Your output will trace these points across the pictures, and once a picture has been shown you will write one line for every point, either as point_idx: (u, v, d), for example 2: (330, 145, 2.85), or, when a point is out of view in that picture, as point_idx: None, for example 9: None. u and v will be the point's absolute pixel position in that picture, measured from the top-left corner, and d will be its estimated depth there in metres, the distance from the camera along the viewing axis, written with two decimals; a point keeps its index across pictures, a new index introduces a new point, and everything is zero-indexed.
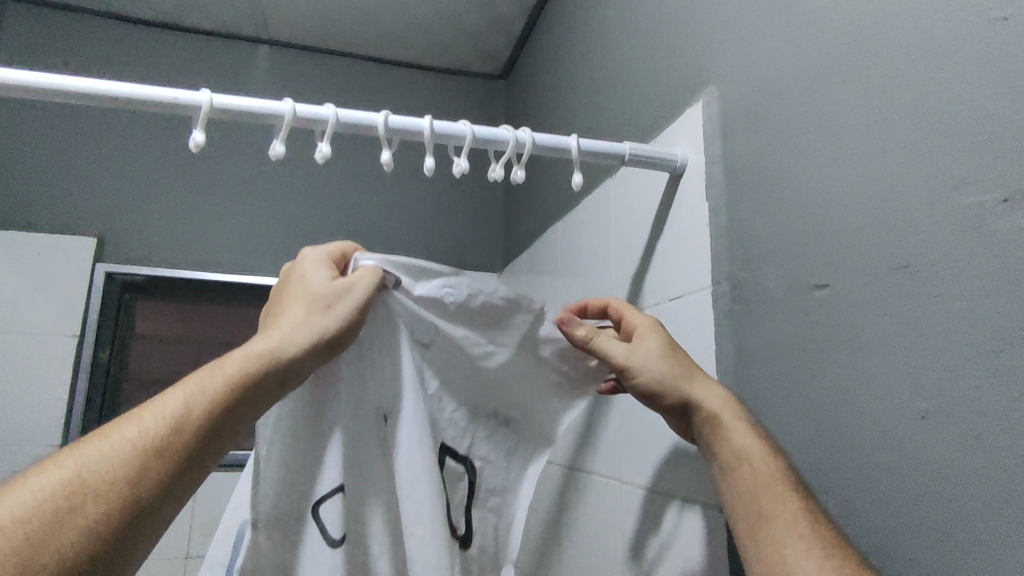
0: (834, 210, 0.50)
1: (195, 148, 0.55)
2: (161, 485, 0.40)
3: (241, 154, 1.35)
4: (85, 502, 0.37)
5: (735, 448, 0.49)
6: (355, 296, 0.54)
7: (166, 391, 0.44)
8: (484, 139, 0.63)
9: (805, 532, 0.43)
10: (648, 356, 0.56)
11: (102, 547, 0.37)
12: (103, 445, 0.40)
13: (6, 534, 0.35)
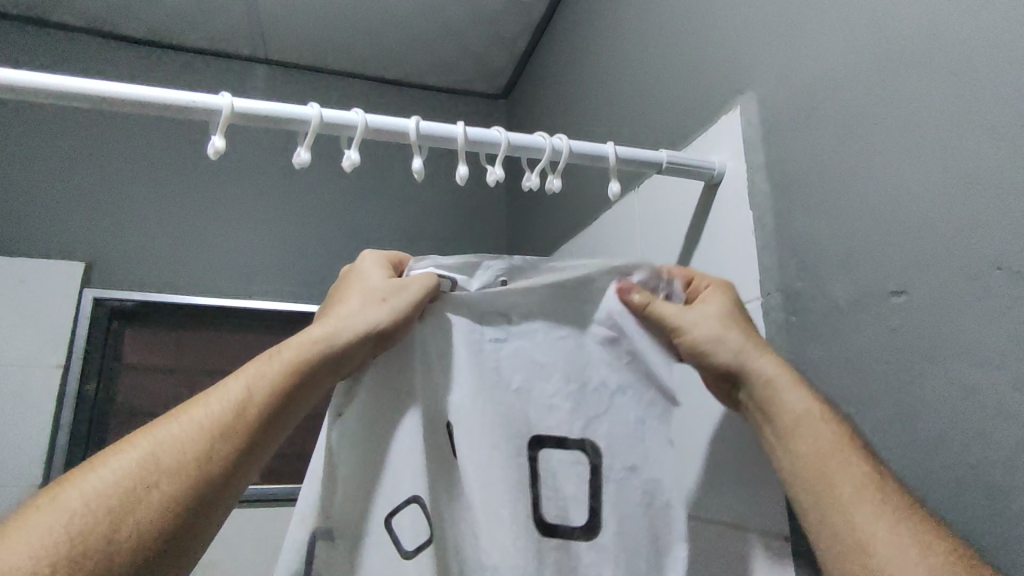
0: (903, 214, 0.47)
1: (214, 155, 0.51)
2: (224, 469, 0.42)
3: (238, 175, 1.31)
4: (156, 483, 0.39)
5: (790, 412, 0.46)
6: (409, 291, 0.53)
7: (230, 378, 0.46)
8: (519, 146, 0.60)
9: (877, 499, 0.41)
10: (701, 319, 0.53)
11: (173, 525, 0.39)
12: (171, 429, 0.42)
13: (91, 508, 0.37)
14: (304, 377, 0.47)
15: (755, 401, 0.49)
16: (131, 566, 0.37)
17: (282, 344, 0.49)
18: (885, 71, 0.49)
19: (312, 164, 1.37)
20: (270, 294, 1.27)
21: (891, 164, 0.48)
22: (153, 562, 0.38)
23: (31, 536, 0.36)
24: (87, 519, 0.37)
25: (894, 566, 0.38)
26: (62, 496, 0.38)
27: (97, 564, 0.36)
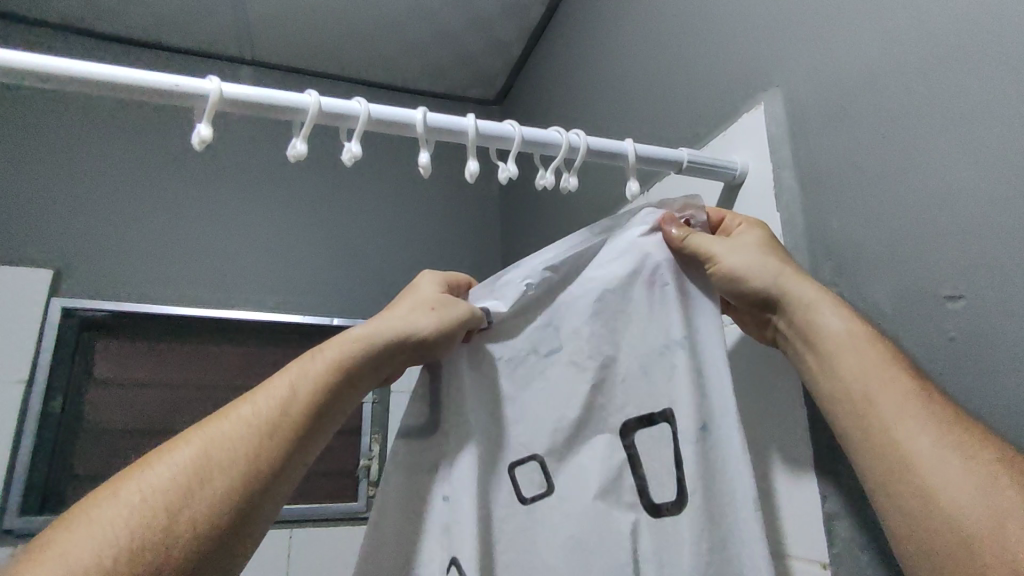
0: (959, 213, 0.43)
1: (200, 144, 0.46)
2: (273, 464, 0.43)
3: (221, 180, 1.25)
4: (211, 477, 0.41)
5: (829, 330, 0.43)
6: (454, 302, 0.56)
7: (276, 377, 0.48)
8: (533, 141, 0.56)
9: (922, 412, 0.37)
10: (739, 245, 0.49)
11: (229, 516, 0.40)
12: (221, 428, 0.44)
13: (149, 501, 0.39)
14: (349, 379, 0.49)
15: (797, 329, 0.46)
16: (191, 557, 0.38)
17: (326, 346, 0.51)
18: (934, 61, 0.45)
19: (299, 170, 1.31)
20: (252, 303, 1.20)
21: (943, 160, 0.44)
22: (212, 553, 0.39)
23: (95, 530, 0.37)
24: (148, 512, 0.38)
25: (935, 478, 0.35)
26: (122, 492, 0.39)
27: (158, 554, 0.37)
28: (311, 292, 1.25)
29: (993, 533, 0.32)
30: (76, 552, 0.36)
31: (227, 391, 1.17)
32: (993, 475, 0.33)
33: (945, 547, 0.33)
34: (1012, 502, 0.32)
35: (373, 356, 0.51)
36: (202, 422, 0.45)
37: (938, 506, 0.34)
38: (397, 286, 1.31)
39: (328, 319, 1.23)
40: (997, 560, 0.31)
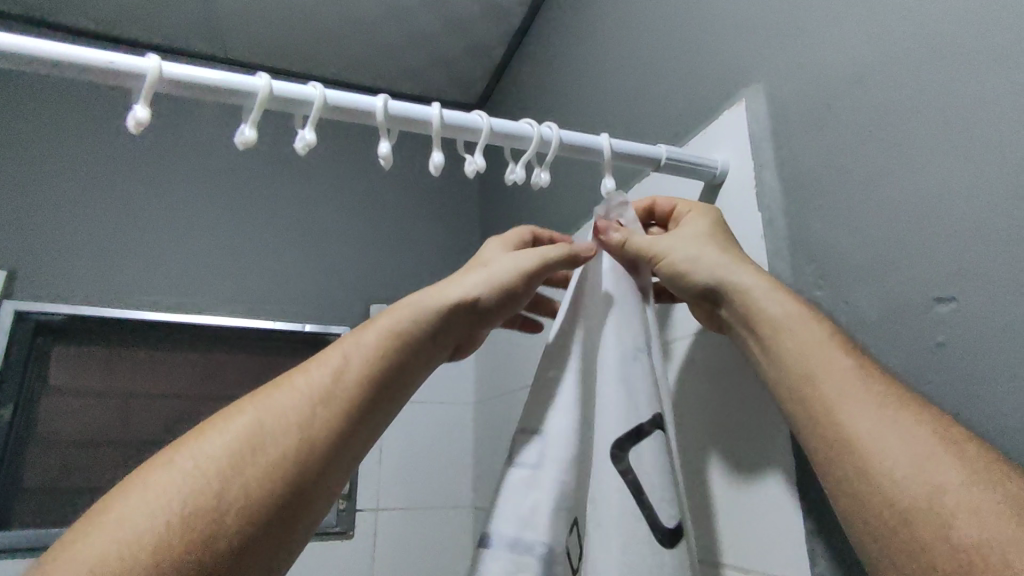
0: (946, 211, 0.40)
1: (136, 128, 0.42)
2: (329, 437, 0.41)
3: (191, 181, 1.21)
4: (263, 448, 0.39)
5: (768, 316, 0.43)
6: (523, 259, 0.51)
7: (331, 346, 0.46)
8: (502, 133, 0.52)
9: (861, 390, 0.37)
10: (679, 239, 0.50)
11: (281, 490, 0.39)
12: (277, 397, 0.42)
13: (203, 470, 0.38)
14: (413, 346, 0.46)
15: (735, 317, 0.45)
16: (243, 529, 0.37)
17: (389, 309, 0.48)
18: (922, 52, 0.43)
19: (271, 173, 1.28)
20: (216, 308, 1.15)
21: (931, 153, 0.41)
22: (264, 527, 0.38)
23: (148, 498, 0.37)
24: (201, 481, 0.37)
25: (878, 455, 0.35)
26: (179, 460, 0.39)
27: (210, 525, 0.36)
28: (279, 298, 1.20)
29: (934, 507, 0.32)
30: (132, 520, 0.36)
31: (191, 400, 1.10)
32: (932, 446, 0.34)
33: (890, 527, 0.33)
34: (950, 473, 0.33)
35: (435, 320, 0.47)
36: (260, 391, 0.44)
37: (881, 483, 0.34)
38: (372, 293, 1.28)
39: (298, 325, 1.19)
40: (936, 531, 0.32)
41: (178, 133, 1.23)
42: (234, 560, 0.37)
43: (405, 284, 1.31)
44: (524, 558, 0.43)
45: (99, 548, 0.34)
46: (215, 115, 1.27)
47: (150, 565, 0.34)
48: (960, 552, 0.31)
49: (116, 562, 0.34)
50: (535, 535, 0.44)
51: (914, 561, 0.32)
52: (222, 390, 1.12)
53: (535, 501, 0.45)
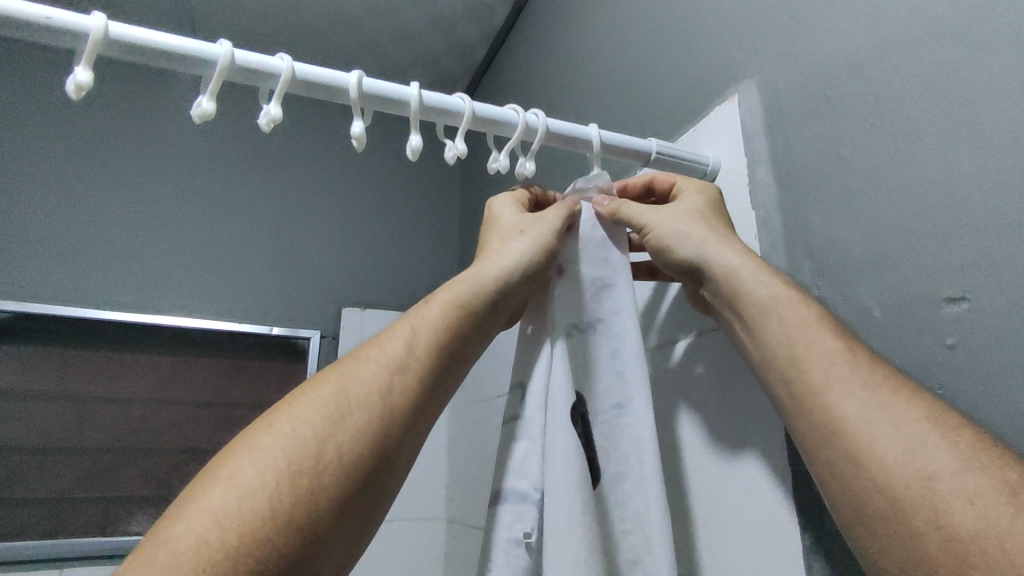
0: (954, 205, 0.38)
1: (75, 93, 0.38)
2: (411, 400, 0.40)
3: (156, 175, 1.15)
4: (351, 411, 0.38)
5: (757, 298, 0.41)
6: (553, 219, 0.50)
7: (399, 320, 0.44)
8: (485, 118, 0.49)
9: (849, 372, 0.36)
10: (670, 215, 0.47)
11: (373, 451, 0.38)
12: (356, 364, 0.41)
13: (297, 433, 0.37)
14: (479, 315, 0.45)
15: (721, 299, 0.43)
16: (343, 489, 0.36)
17: (451, 282, 0.47)
18: (928, 36, 0.40)
19: (241, 170, 1.23)
20: (177, 308, 1.09)
21: (941, 144, 0.39)
22: (361, 487, 0.37)
23: (253, 460, 0.36)
24: (300, 441, 0.36)
25: (868, 441, 0.33)
26: (276, 424, 0.38)
27: (313, 485, 0.35)
28: (247, 298, 1.15)
29: (927, 495, 0.31)
30: (241, 479, 0.35)
31: (149, 404, 1.02)
32: (922, 431, 0.33)
33: (880, 510, 0.32)
34: (942, 459, 0.31)
35: (495, 291, 0.46)
36: (338, 363, 0.42)
37: (871, 470, 0.33)
38: (345, 294, 1.23)
39: (266, 327, 1.13)
40: (929, 520, 0.30)
41: (142, 126, 1.17)
42: (336, 520, 0.35)
43: (380, 285, 1.27)
44: (524, 508, 0.46)
45: (213, 507, 0.33)
46: (182, 109, 1.22)
47: (263, 523, 0.33)
48: (952, 540, 0.29)
49: (232, 518, 0.33)
50: (530, 484, 0.47)
51: (903, 550, 0.31)
52: (183, 394, 1.04)
53: (528, 454, 0.48)
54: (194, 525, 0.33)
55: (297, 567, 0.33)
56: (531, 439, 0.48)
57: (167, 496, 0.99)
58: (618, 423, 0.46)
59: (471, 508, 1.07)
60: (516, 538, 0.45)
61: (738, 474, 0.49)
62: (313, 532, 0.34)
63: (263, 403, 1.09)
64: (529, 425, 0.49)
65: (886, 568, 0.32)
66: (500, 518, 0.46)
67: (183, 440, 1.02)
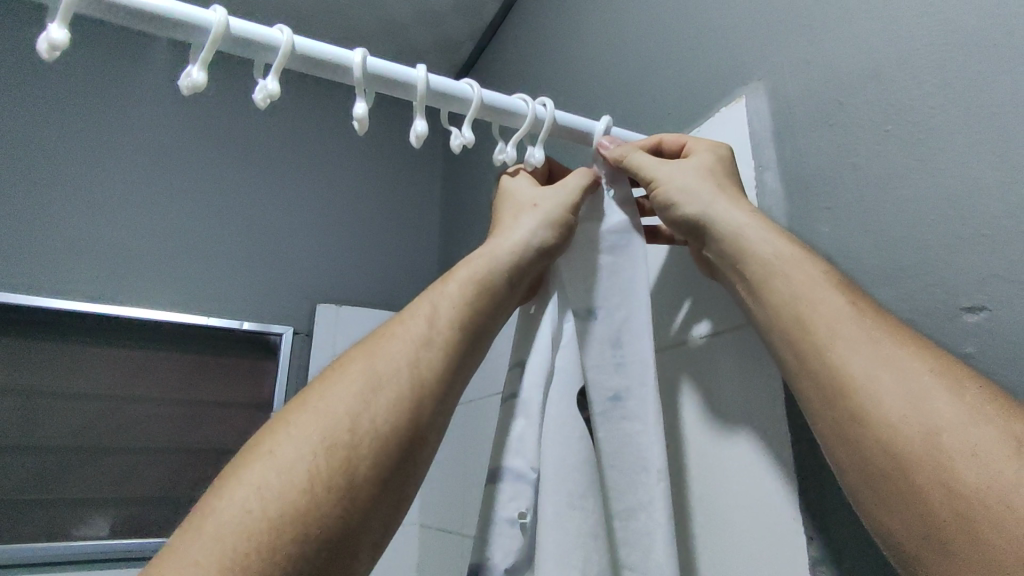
0: (974, 216, 0.37)
1: (47, 53, 0.34)
2: (438, 375, 0.42)
3: (119, 159, 1.08)
4: (381, 386, 0.40)
5: (762, 255, 0.40)
6: (566, 192, 0.50)
7: (418, 299, 0.46)
8: (492, 107, 0.47)
9: (854, 328, 0.35)
10: (682, 169, 0.46)
11: (405, 423, 0.39)
12: (382, 342, 0.43)
13: (332, 408, 0.38)
14: (496, 291, 0.47)
15: (724, 259, 0.43)
16: (378, 459, 0.37)
17: (465, 260, 0.49)
18: (953, 46, 0.40)
19: (212, 157, 1.16)
20: (139, 300, 1.02)
21: (961, 154, 0.38)
22: (396, 458, 0.38)
23: (293, 434, 0.37)
24: (335, 416, 0.38)
25: (870, 398, 0.32)
26: (309, 402, 0.39)
27: (349, 456, 0.37)
28: (215, 292, 1.09)
29: (929, 449, 0.30)
30: (280, 454, 0.36)
31: (104, 401, 0.95)
32: (927, 384, 0.31)
33: (883, 469, 0.31)
34: (947, 413, 0.30)
35: (510, 266, 0.48)
36: (364, 344, 0.44)
37: (874, 426, 0.32)
38: (319, 290, 1.18)
39: (235, 323, 1.08)
40: (932, 480, 0.29)
41: (107, 106, 1.10)
42: (375, 489, 0.37)
43: (356, 280, 1.22)
44: (521, 486, 0.46)
45: (256, 480, 0.35)
46: (152, 90, 1.15)
47: (304, 492, 0.35)
48: (954, 494, 0.28)
49: (274, 490, 0.35)
50: (528, 463, 0.47)
51: (905, 508, 0.30)
52: (145, 390, 0.98)
53: (525, 433, 0.48)
54: (238, 497, 0.34)
55: (339, 533, 0.35)
56: (529, 418, 0.48)
57: (126, 497, 0.93)
58: (616, 414, 0.45)
59: (446, 515, 1.03)
60: (510, 517, 0.45)
61: (740, 475, 0.47)
62: (353, 501, 0.36)
63: (233, 401, 1.04)
64: (528, 404, 0.48)
65: (892, 529, 0.31)
66: (500, 494, 0.46)
67: (143, 439, 0.96)
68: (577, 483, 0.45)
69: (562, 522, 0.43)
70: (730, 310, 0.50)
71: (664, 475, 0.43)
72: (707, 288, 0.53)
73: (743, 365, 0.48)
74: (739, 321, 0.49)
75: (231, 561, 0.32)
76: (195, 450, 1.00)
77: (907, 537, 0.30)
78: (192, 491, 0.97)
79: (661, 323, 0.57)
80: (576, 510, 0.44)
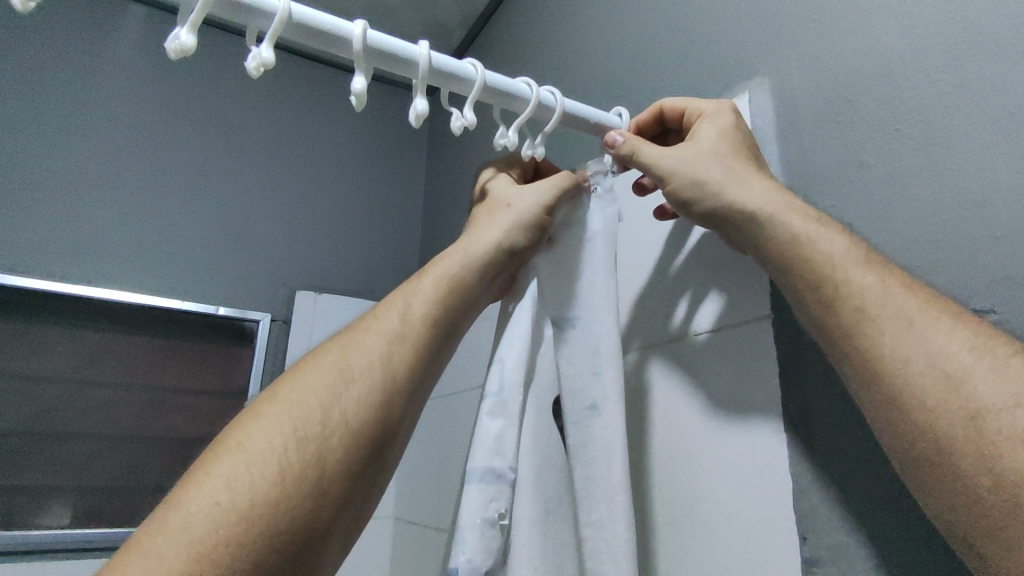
0: (984, 218, 0.37)
1: (21, 3, 0.31)
2: (412, 370, 0.40)
3: (89, 131, 1.03)
4: (353, 379, 0.38)
5: (784, 236, 0.39)
6: (543, 188, 0.49)
7: (390, 295, 0.44)
8: (494, 89, 0.46)
9: (885, 307, 0.34)
10: (689, 155, 0.44)
11: (377, 417, 0.38)
12: (354, 334, 0.41)
13: (302, 400, 0.37)
14: (469, 288, 0.46)
15: (747, 244, 0.42)
16: (349, 454, 0.36)
17: (439, 256, 0.47)
18: (968, 47, 0.40)
19: (190, 136, 1.11)
20: (110, 281, 0.98)
21: (972, 157, 0.38)
22: (367, 452, 0.37)
23: (261, 426, 0.35)
24: (307, 407, 0.36)
25: (906, 382, 0.32)
26: (279, 392, 0.38)
27: (320, 449, 0.35)
28: (189, 273, 1.05)
29: (973, 435, 0.29)
30: (249, 445, 0.34)
31: (65, 386, 0.91)
32: (967, 364, 0.30)
33: (924, 455, 0.30)
34: (987, 392, 0.29)
35: (484, 264, 0.46)
36: (338, 335, 0.42)
37: (912, 412, 0.31)
38: (298, 275, 1.15)
39: (211, 307, 1.04)
40: (975, 464, 0.28)
41: (79, 77, 1.05)
42: (345, 484, 0.36)
43: (336, 267, 1.19)
44: (497, 485, 0.45)
45: (224, 471, 0.33)
46: (127, 63, 1.09)
47: (274, 485, 0.33)
48: (1002, 483, 0.27)
49: (244, 482, 0.33)
50: (506, 463, 0.45)
51: (949, 493, 0.29)
52: (112, 375, 0.94)
53: (503, 432, 0.46)
54: (205, 490, 0.32)
55: (310, 527, 0.34)
56: (506, 416, 0.47)
57: (91, 484, 0.89)
58: (589, 425, 0.44)
59: (422, 509, 1.01)
60: (491, 518, 0.44)
61: (729, 473, 0.46)
62: (324, 496, 0.34)
63: (204, 388, 1.01)
64: (504, 401, 0.47)
65: (941, 513, 0.30)
66: (468, 496, 0.44)
67: (108, 424, 0.93)
68: (553, 488, 0.46)
69: (543, 529, 0.44)
70: (729, 305, 0.49)
71: (622, 491, 0.42)
72: (703, 282, 0.52)
73: (757, 358, 0.46)
74: (766, 312, 0.46)
75: (199, 554, 0.30)
76: (163, 438, 0.96)
77: (953, 521, 0.29)
78: (161, 481, 0.94)
79: (655, 318, 0.56)
80: (553, 515, 0.45)
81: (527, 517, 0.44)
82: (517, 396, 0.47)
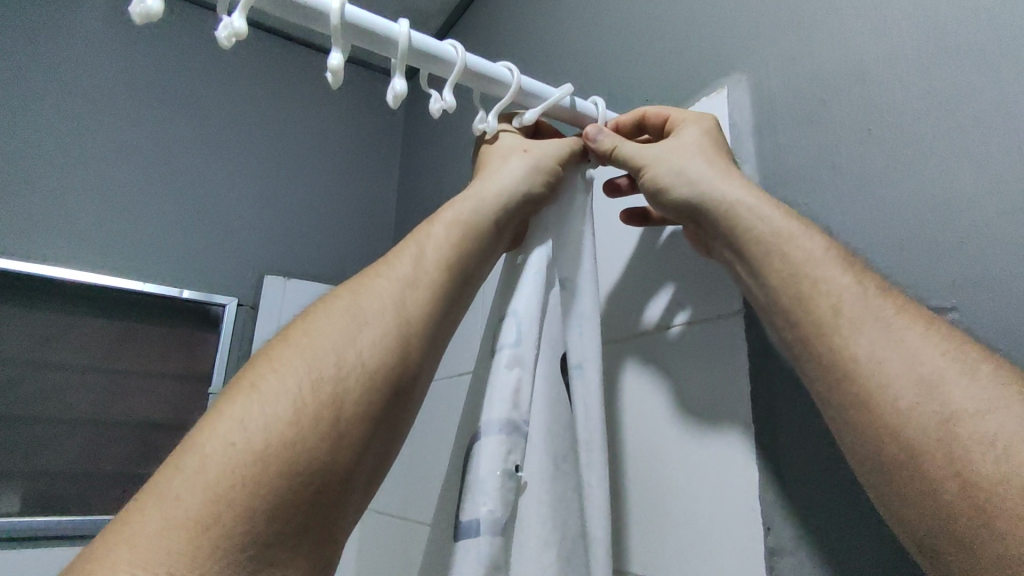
0: (950, 221, 0.38)
1: None
2: (426, 314, 0.39)
3: (46, 102, 0.98)
4: (366, 323, 0.37)
5: (765, 229, 0.39)
6: (557, 145, 0.49)
7: (400, 244, 0.43)
8: (475, 72, 0.45)
9: (858, 307, 0.35)
10: (666, 150, 0.45)
11: (394, 359, 0.37)
12: (366, 280, 0.40)
13: (314, 343, 0.36)
14: (483, 233, 0.44)
15: (720, 237, 0.42)
16: (367, 395, 0.35)
17: (449, 202, 0.46)
18: (939, 55, 0.41)
19: (153, 114, 1.07)
20: (67, 260, 0.94)
21: (940, 161, 0.39)
22: (387, 392, 0.36)
23: (276, 370, 0.35)
24: (320, 351, 0.36)
25: (878, 385, 0.32)
26: (292, 337, 0.37)
27: (336, 391, 0.34)
28: (151, 254, 1.01)
29: (945, 439, 0.29)
30: (263, 387, 0.34)
31: (21, 366, 0.87)
32: (940, 367, 0.31)
33: (893, 462, 0.31)
34: (962, 399, 0.30)
35: (497, 211, 0.45)
36: (351, 283, 0.41)
37: (886, 417, 0.31)
38: (266, 261, 1.12)
39: (175, 290, 1.00)
40: (943, 470, 0.29)
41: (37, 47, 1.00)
42: (365, 426, 0.35)
43: (306, 253, 1.16)
44: (515, 437, 0.42)
45: (238, 414, 0.33)
46: (89, 33, 1.04)
47: (291, 425, 0.33)
48: (971, 487, 0.28)
49: (259, 423, 0.33)
50: (522, 415, 0.43)
51: (921, 500, 0.30)
52: (67, 356, 0.91)
53: (521, 384, 0.43)
54: (220, 431, 0.32)
55: (330, 470, 0.33)
56: (523, 368, 0.44)
57: (46, 468, 0.86)
58: (582, 383, 0.45)
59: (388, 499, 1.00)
60: (509, 470, 0.41)
61: (702, 466, 0.46)
62: (343, 437, 0.34)
63: (167, 371, 0.98)
64: (521, 352, 0.44)
65: (905, 519, 0.30)
66: (487, 448, 0.41)
67: (65, 406, 0.89)
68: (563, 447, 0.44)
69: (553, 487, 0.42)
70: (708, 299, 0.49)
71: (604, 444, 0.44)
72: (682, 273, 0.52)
73: (728, 351, 0.47)
74: (739, 308, 0.47)
75: (217, 494, 0.30)
76: (119, 422, 0.93)
77: (924, 531, 0.29)
78: (116, 466, 0.91)
79: (630, 310, 0.56)
80: (561, 474, 0.43)
81: (537, 472, 0.42)
82: (535, 346, 0.45)
